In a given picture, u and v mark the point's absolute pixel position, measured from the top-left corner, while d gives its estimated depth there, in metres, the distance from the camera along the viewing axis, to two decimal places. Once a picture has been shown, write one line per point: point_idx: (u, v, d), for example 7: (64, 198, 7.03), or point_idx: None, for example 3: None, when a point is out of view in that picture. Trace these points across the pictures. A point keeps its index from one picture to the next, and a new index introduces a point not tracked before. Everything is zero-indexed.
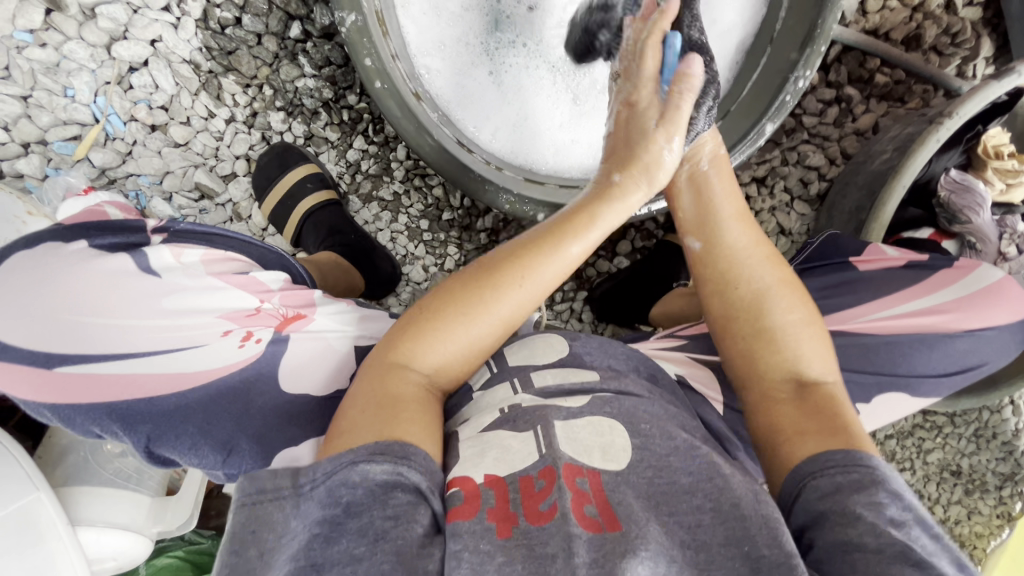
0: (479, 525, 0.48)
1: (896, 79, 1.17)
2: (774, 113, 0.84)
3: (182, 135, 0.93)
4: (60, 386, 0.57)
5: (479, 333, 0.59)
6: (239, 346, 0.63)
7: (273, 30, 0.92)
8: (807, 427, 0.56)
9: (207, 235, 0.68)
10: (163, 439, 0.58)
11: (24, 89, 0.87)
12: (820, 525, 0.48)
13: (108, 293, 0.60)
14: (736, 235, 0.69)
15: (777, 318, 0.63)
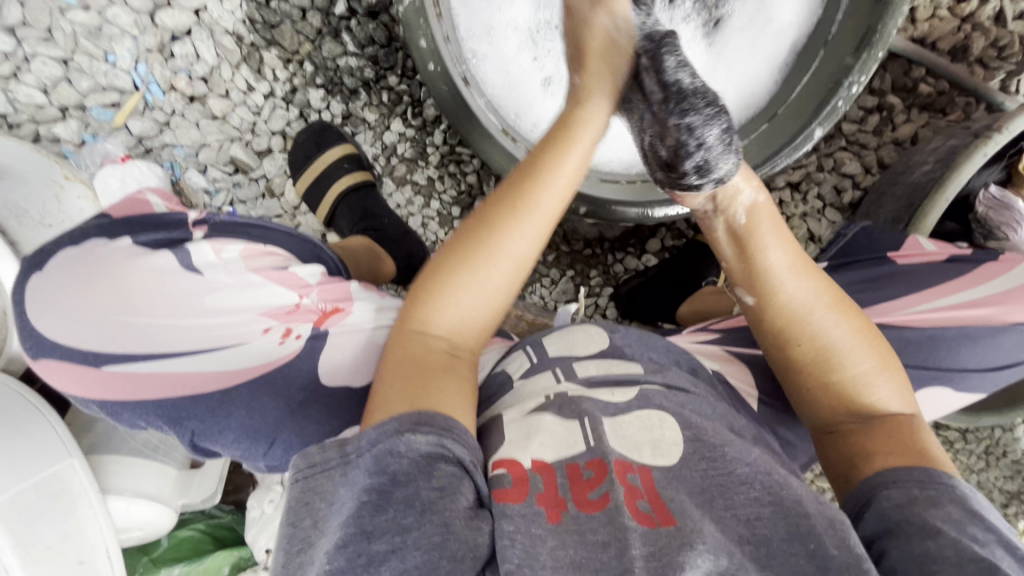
0: (529, 508, 0.47)
1: (940, 91, 1.15)
2: (824, 118, 0.83)
3: (220, 107, 0.92)
4: (109, 383, 0.57)
5: (491, 277, 0.58)
6: (278, 343, 0.61)
7: (318, 6, 0.91)
8: (881, 446, 0.56)
9: (247, 228, 0.67)
10: (207, 433, 0.57)
11: (65, 53, 0.86)
12: (896, 534, 0.48)
13: (158, 296, 0.60)
14: (788, 283, 0.63)
15: (845, 365, 0.60)
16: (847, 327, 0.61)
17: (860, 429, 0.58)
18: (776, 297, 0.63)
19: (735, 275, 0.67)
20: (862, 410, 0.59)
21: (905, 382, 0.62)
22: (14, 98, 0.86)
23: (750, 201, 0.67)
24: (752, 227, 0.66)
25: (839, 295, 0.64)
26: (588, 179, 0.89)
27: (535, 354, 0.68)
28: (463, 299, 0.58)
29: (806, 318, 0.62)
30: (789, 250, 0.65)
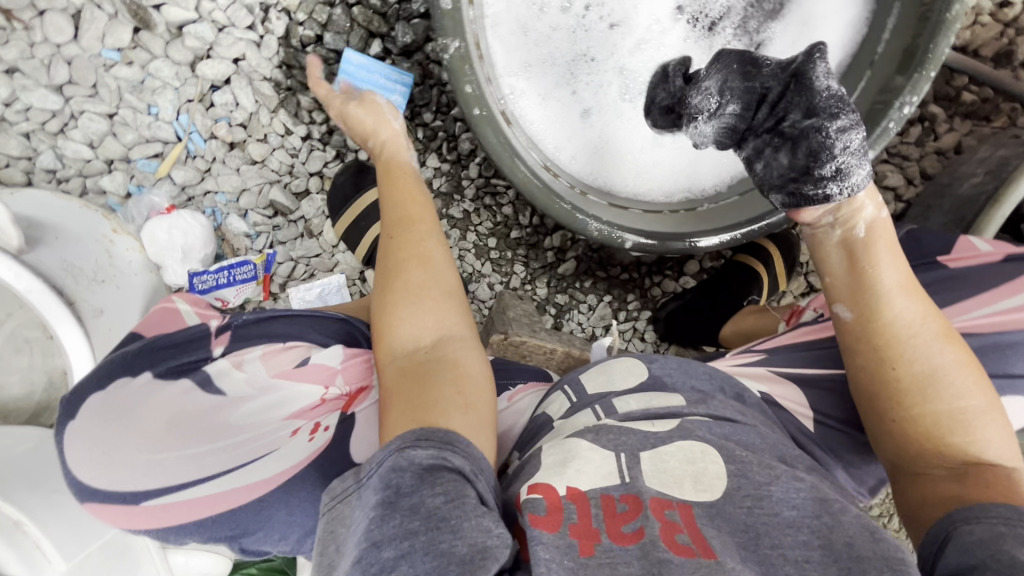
0: (563, 540, 0.49)
1: (983, 98, 1.12)
2: (873, 141, 0.80)
3: (260, 152, 0.93)
4: (148, 515, 0.49)
5: (413, 278, 0.61)
6: (308, 441, 0.55)
7: (353, 48, 0.90)
8: (971, 496, 0.53)
9: (266, 325, 0.61)
10: (258, 537, 0.51)
11: (111, 107, 0.87)
12: (982, 573, 0.45)
13: (179, 411, 0.54)
14: (897, 303, 0.60)
15: (943, 396, 0.57)
16: (952, 356, 0.58)
17: (952, 482, 0.55)
18: (892, 338, 0.59)
19: (838, 288, 0.63)
20: (956, 450, 0.56)
21: (1007, 425, 0.58)
22: (62, 154, 0.88)
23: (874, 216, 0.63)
24: (871, 243, 0.62)
25: (981, 375, 0.59)
26: (631, 212, 0.87)
27: (574, 395, 0.68)
28: (412, 312, 0.59)
29: (910, 342, 0.58)
30: (904, 272, 0.62)
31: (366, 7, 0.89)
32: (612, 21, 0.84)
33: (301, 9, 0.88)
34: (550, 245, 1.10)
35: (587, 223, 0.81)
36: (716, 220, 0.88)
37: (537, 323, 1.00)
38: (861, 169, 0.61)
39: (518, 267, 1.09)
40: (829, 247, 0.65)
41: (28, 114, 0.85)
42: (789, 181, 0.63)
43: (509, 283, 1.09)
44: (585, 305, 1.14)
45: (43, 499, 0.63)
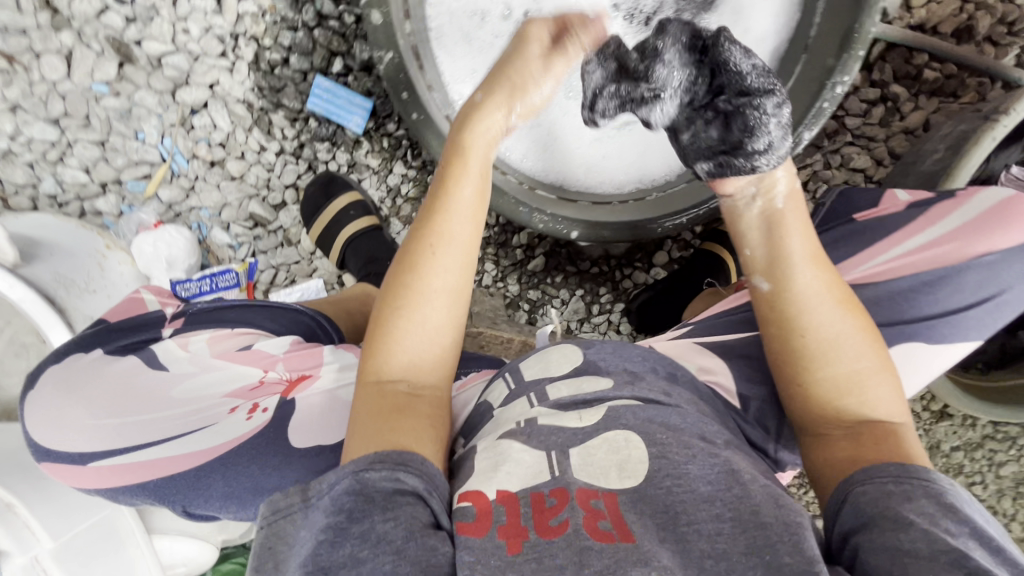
0: (490, 542, 0.50)
1: (948, 74, 1.11)
2: (811, 121, 0.82)
3: (238, 168, 1.00)
4: (99, 475, 0.62)
5: (427, 313, 0.62)
6: (245, 419, 0.65)
7: (317, 67, 0.97)
8: (864, 457, 0.57)
9: (219, 316, 0.74)
10: (196, 502, 0.61)
11: (102, 135, 0.96)
12: (868, 529, 0.50)
13: (128, 390, 0.66)
14: (804, 273, 0.64)
15: (842, 359, 0.61)
16: (849, 322, 0.62)
17: (844, 440, 0.59)
18: (801, 309, 0.63)
19: (757, 260, 0.66)
20: (852, 410, 0.60)
21: (898, 382, 0.63)
22: (62, 180, 0.97)
23: (789, 189, 0.66)
24: (784, 214, 0.66)
25: (879, 344, 0.63)
26: (579, 204, 0.91)
27: (513, 381, 0.72)
28: (411, 342, 0.62)
29: (809, 310, 0.63)
30: (811, 242, 0.65)
31: (327, 29, 0.95)
32: None
33: (267, 35, 0.95)
34: (518, 243, 1.14)
35: (528, 215, 0.89)
36: (665, 207, 0.90)
37: (499, 313, 1.13)
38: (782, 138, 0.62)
39: (488, 265, 1.15)
40: (751, 219, 0.67)
41: (31, 145, 0.95)
42: (719, 154, 0.64)
43: (480, 280, 1.15)
44: (558, 300, 1.18)
45: (31, 484, 0.70)
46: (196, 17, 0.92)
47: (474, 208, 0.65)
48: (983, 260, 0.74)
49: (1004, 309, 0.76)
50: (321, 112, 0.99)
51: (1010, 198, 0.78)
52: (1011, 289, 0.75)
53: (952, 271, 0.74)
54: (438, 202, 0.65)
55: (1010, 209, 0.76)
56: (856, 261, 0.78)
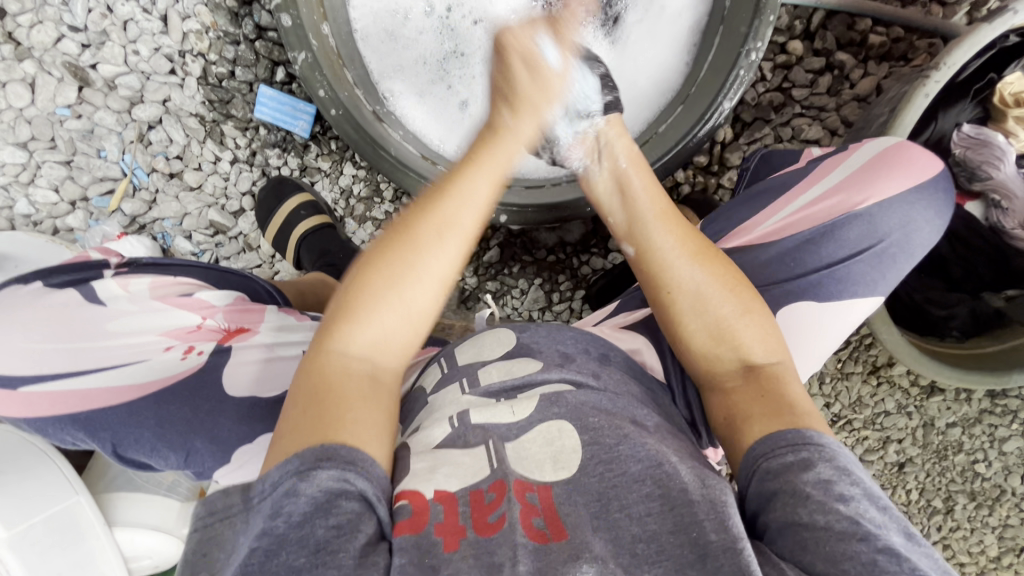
0: (426, 539, 0.47)
1: (895, 37, 1.10)
2: (731, 89, 0.82)
3: (195, 179, 1.05)
4: (30, 402, 0.63)
5: (414, 296, 0.56)
6: (181, 359, 0.67)
7: (262, 77, 1.02)
8: (755, 411, 0.57)
9: (162, 267, 0.74)
10: (127, 442, 0.63)
11: (67, 155, 1.02)
12: (771, 506, 0.50)
13: (60, 319, 0.66)
14: (655, 230, 0.67)
15: (709, 311, 0.63)
16: (710, 273, 0.64)
17: (737, 391, 0.60)
18: (664, 266, 0.65)
19: (622, 228, 0.70)
20: (730, 358, 0.62)
21: (773, 324, 0.64)
22: (34, 200, 1.04)
23: (626, 150, 0.71)
24: (626, 177, 0.71)
25: (745, 286, 0.65)
26: (512, 189, 0.93)
27: (446, 365, 0.67)
28: (379, 323, 0.55)
29: (672, 267, 0.64)
30: (663, 200, 0.69)
31: (267, 40, 1.00)
32: (474, 17, 0.91)
33: (212, 50, 1.01)
34: None
35: None
36: None
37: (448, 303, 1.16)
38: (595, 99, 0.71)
39: None
40: (602, 185, 0.72)
41: (5, 169, 1.02)
42: None
43: None
44: (517, 290, 1.18)
45: None
46: (145, 39, 0.99)
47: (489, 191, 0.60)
48: (866, 212, 0.75)
49: (893, 256, 0.77)
50: (268, 119, 1.03)
51: (896, 147, 0.78)
52: (896, 238, 0.76)
53: (834, 225, 0.75)
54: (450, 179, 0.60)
55: (888, 157, 0.77)
56: (751, 223, 0.80)
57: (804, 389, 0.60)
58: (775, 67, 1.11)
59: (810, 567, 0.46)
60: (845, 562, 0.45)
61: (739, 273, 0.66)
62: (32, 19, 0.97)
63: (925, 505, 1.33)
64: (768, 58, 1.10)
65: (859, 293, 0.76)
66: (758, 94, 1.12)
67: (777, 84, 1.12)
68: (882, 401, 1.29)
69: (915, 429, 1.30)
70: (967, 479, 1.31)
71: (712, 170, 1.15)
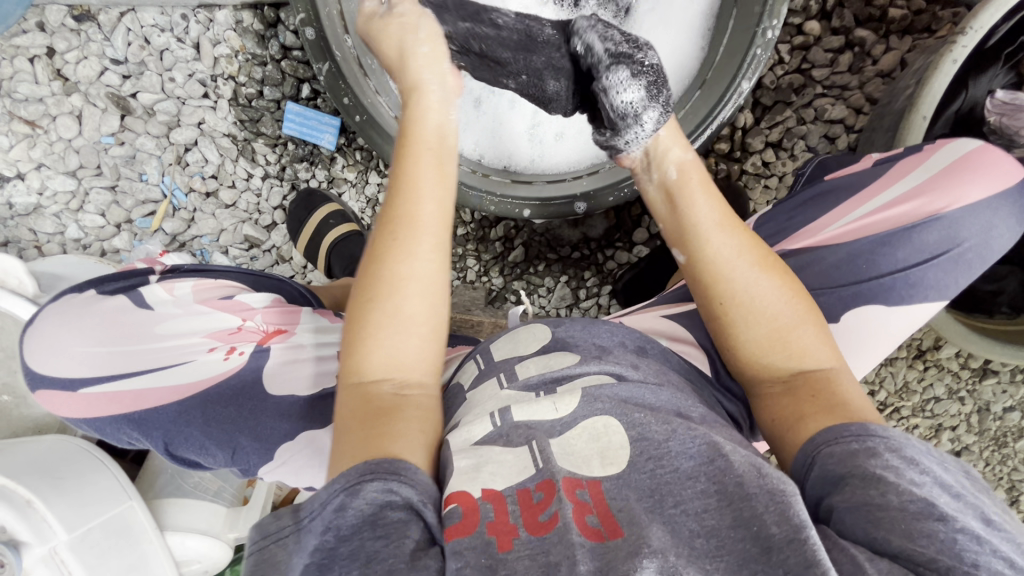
0: (479, 539, 0.45)
1: (917, 9, 1.07)
2: (750, 68, 0.82)
3: (230, 197, 1.10)
4: (84, 404, 0.67)
5: (408, 305, 0.56)
6: (223, 359, 0.70)
7: (288, 95, 1.07)
8: (808, 411, 0.55)
9: (201, 270, 0.78)
10: (178, 441, 0.66)
11: (112, 181, 1.08)
12: (839, 488, 0.47)
13: (115, 325, 0.70)
14: (714, 239, 0.62)
15: (762, 321, 0.60)
16: (770, 282, 0.60)
17: (784, 397, 0.57)
18: (715, 274, 0.62)
19: (671, 232, 0.67)
20: (786, 367, 0.59)
21: (827, 330, 0.61)
22: (83, 225, 1.10)
23: (678, 157, 0.68)
24: (682, 181, 0.67)
25: (800, 292, 0.61)
26: (534, 185, 0.95)
27: (483, 362, 0.67)
28: (387, 350, 0.56)
29: (728, 273, 0.61)
30: (720, 206, 0.65)
31: (292, 59, 1.05)
32: None
33: (241, 72, 1.06)
34: (495, 236, 1.17)
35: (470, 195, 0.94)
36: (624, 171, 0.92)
37: (476, 302, 1.17)
38: (647, 111, 0.65)
39: (470, 260, 1.18)
40: (656, 195, 0.69)
41: (56, 198, 1.09)
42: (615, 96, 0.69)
43: (465, 276, 1.19)
44: (544, 288, 1.18)
45: (47, 481, 0.78)
46: (179, 66, 1.05)
47: (441, 184, 0.59)
48: (946, 216, 0.72)
49: (970, 261, 0.74)
50: (296, 134, 1.08)
51: (978, 149, 0.74)
52: (975, 243, 0.73)
53: (909, 229, 0.72)
54: (393, 196, 0.59)
55: (975, 160, 0.74)
56: (817, 225, 0.78)
57: (861, 389, 0.57)
58: (793, 48, 1.09)
59: (884, 545, 0.43)
60: (922, 539, 0.42)
61: (796, 281, 0.63)
62: (77, 55, 1.04)
63: None
64: (785, 40, 1.09)
65: (930, 297, 0.74)
66: (777, 77, 1.10)
67: (796, 66, 1.10)
68: (931, 386, 1.23)
69: (969, 414, 1.24)
70: None
71: (734, 156, 1.14)
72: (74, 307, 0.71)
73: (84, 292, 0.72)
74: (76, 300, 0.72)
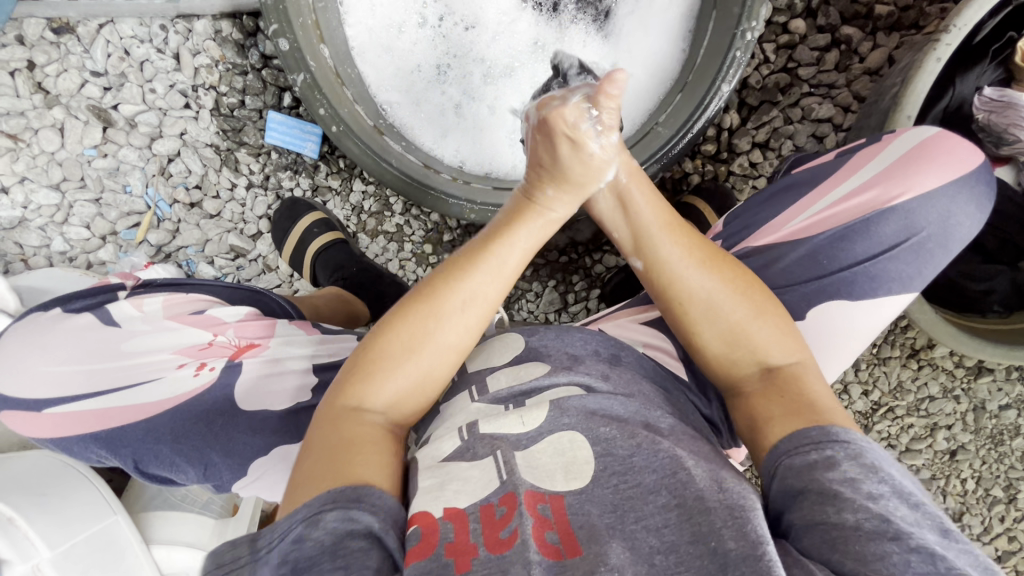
0: (435, 562, 0.45)
1: (904, 6, 1.06)
2: (727, 74, 0.81)
3: (214, 207, 1.10)
4: (54, 424, 0.68)
5: (432, 365, 0.57)
6: (194, 375, 0.70)
7: (270, 104, 1.06)
8: (773, 412, 0.55)
9: (172, 285, 0.77)
10: (147, 458, 0.67)
11: (96, 193, 1.08)
12: (797, 503, 0.47)
13: (80, 344, 0.71)
14: (665, 245, 0.62)
15: (717, 317, 0.60)
16: (717, 278, 0.60)
17: (754, 397, 0.57)
18: (670, 278, 0.62)
19: (626, 242, 0.65)
20: (747, 363, 0.59)
21: (789, 321, 0.61)
22: (68, 238, 1.09)
23: (625, 158, 0.63)
24: (629, 187, 0.64)
25: (761, 292, 0.61)
26: (515, 191, 0.94)
27: (458, 373, 0.66)
28: (391, 384, 0.56)
29: (682, 277, 0.61)
30: (665, 210, 0.64)
31: (272, 68, 1.05)
32: (467, 23, 0.93)
33: (222, 82, 1.05)
34: None
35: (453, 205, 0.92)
36: None
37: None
38: None
39: None
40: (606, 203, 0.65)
41: (40, 211, 1.09)
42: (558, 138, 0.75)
43: None
44: (531, 293, 1.17)
45: (29, 499, 0.78)
46: (160, 77, 1.04)
47: (513, 267, 0.60)
48: (902, 206, 0.71)
49: (931, 251, 0.72)
50: (279, 143, 1.07)
51: (936, 136, 0.73)
52: (935, 232, 0.72)
53: (868, 220, 0.71)
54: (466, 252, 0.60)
55: (934, 144, 0.72)
56: (778, 221, 0.77)
57: (826, 386, 0.57)
58: (778, 47, 1.08)
59: (841, 567, 0.43)
60: (876, 562, 0.42)
61: (749, 275, 0.62)
62: (57, 68, 1.04)
63: (984, 494, 1.24)
64: (770, 39, 1.08)
65: (894, 289, 0.73)
66: (763, 77, 1.09)
67: (782, 65, 1.09)
68: (925, 385, 1.22)
69: (965, 413, 1.23)
70: None
71: (721, 157, 1.12)
72: (42, 326, 0.72)
73: (53, 311, 0.73)
74: (45, 319, 0.73)
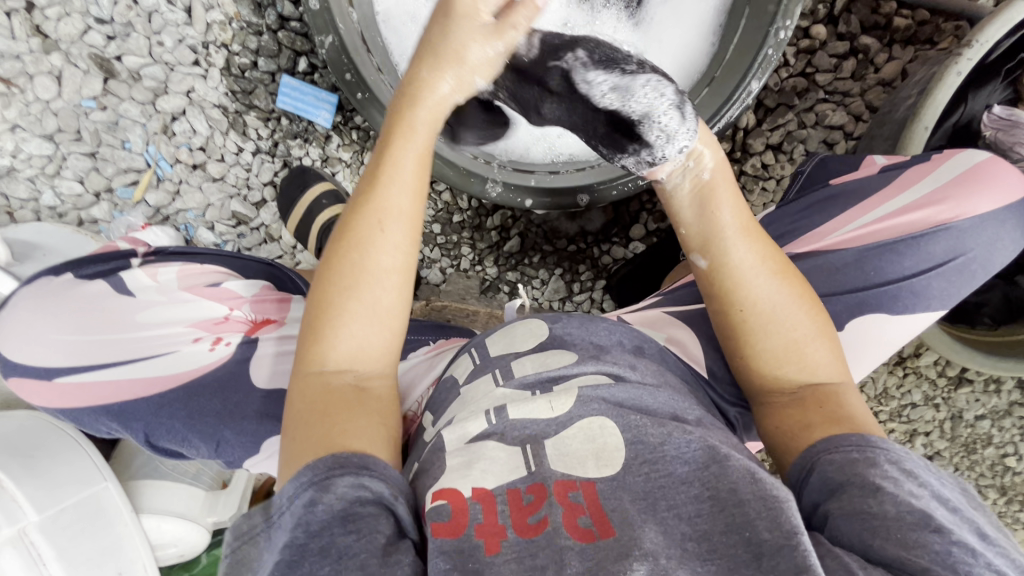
0: (466, 542, 0.45)
1: (919, 20, 1.08)
2: (758, 70, 0.83)
3: (218, 170, 1.05)
4: (60, 393, 0.66)
5: (377, 294, 0.55)
6: (208, 350, 0.68)
7: (284, 67, 1.03)
8: (816, 419, 0.55)
9: (187, 253, 0.76)
10: (159, 432, 0.65)
11: (92, 147, 1.03)
12: (835, 496, 0.48)
13: (90, 311, 0.68)
14: (736, 248, 0.61)
15: (779, 330, 0.60)
16: (787, 290, 0.60)
17: (794, 406, 0.58)
18: (738, 281, 0.61)
19: (693, 237, 0.64)
20: (793, 376, 0.59)
21: (838, 344, 0.62)
22: (60, 193, 1.04)
23: (715, 158, 0.64)
24: (712, 185, 0.64)
25: (821, 312, 0.62)
26: (536, 174, 0.93)
27: (479, 356, 0.65)
28: (348, 333, 0.54)
29: (746, 282, 0.61)
30: (742, 213, 0.63)
31: (289, 30, 1.01)
32: None
33: (235, 40, 1.01)
34: (491, 225, 1.14)
35: (484, 185, 0.92)
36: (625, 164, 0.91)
37: (471, 291, 1.17)
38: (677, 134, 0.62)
39: (465, 249, 1.16)
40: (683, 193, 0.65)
41: (31, 161, 1.03)
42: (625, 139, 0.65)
43: (458, 264, 1.17)
44: (537, 280, 1.17)
45: (19, 461, 0.75)
46: (169, 30, 1.00)
47: (421, 178, 0.57)
48: (952, 226, 0.73)
49: (973, 272, 0.75)
50: (290, 109, 1.03)
51: (985, 162, 0.75)
52: (979, 254, 0.74)
53: (918, 238, 0.73)
54: (377, 173, 0.57)
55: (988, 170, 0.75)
56: (824, 229, 0.78)
57: (866, 406, 0.58)
58: (798, 51, 1.10)
59: (880, 552, 0.43)
60: (917, 548, 0.43)
61: (812, 294, 0.63)
62: (59, 11, 0.98)
63: None
64: (791, 43, 1.09)
65: (932, 305, 0.75)
66: (781, 80, 1.10)
67: (800, 69, 1.10)
68: (909, 392, 1.25)
69: (943, 421, 1.27)
70: (996, 472, 1.28)
71: (734, 157, 1.14)
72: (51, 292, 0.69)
73: (65, 276, 0.70)
74: (55, 284, 0.70)
